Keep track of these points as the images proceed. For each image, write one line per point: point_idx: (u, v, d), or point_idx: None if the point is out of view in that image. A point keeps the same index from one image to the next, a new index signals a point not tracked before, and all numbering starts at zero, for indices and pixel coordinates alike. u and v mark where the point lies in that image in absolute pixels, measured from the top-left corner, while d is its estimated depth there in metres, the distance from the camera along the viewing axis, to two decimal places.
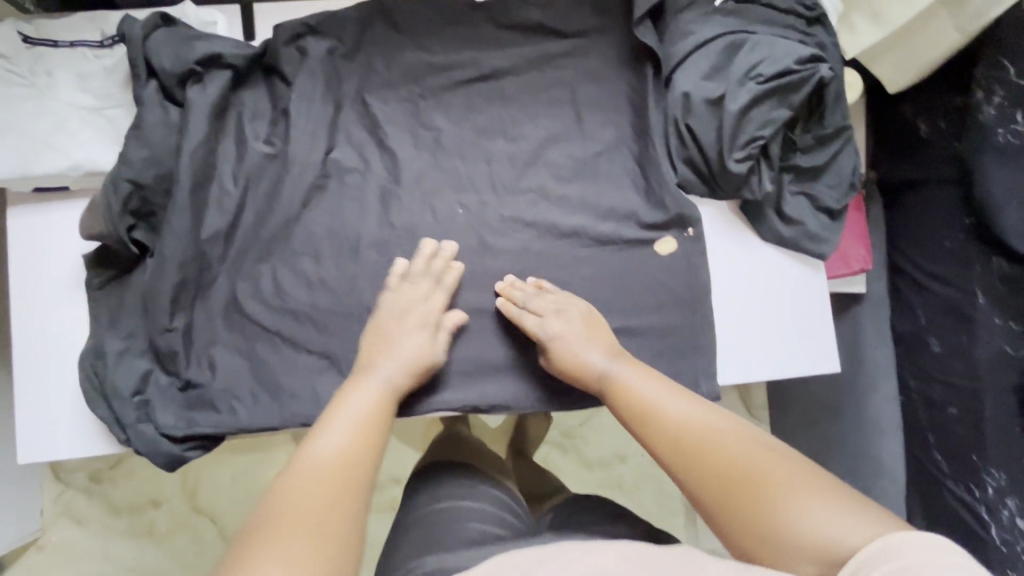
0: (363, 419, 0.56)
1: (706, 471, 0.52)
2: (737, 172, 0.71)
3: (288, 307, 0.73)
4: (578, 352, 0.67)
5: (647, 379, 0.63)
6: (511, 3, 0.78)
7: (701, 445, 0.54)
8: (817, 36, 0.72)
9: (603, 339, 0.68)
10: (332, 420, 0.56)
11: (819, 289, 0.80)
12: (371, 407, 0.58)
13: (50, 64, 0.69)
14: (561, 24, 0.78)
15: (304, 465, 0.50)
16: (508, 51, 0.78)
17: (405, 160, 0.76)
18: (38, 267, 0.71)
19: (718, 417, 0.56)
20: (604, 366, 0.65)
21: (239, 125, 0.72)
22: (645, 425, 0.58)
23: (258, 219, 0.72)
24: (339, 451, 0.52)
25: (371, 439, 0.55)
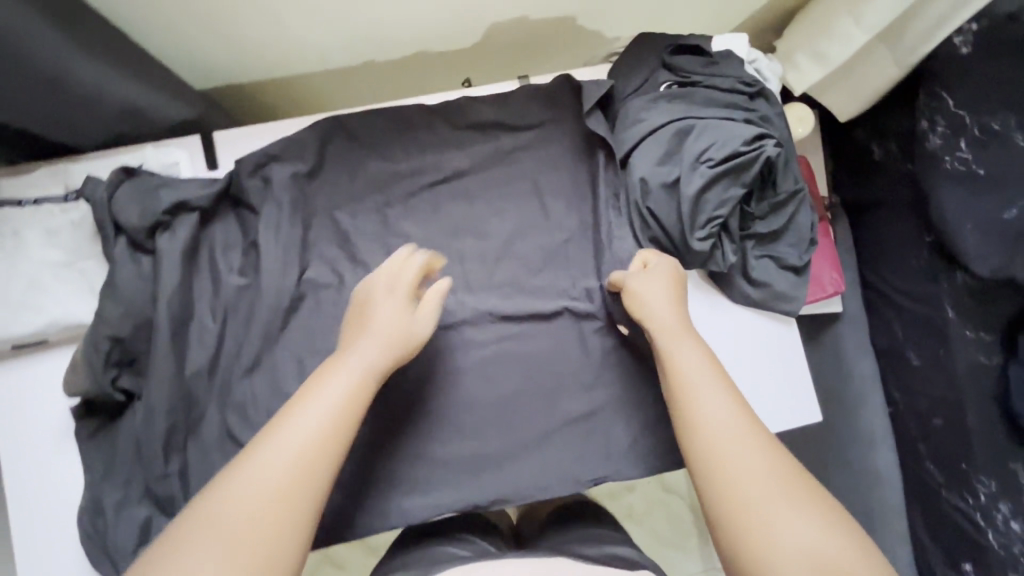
0: (325, 420, 0.56)
1: (734, 469, 0.56)
2: (701, 250, 0.73)
3: None
4: (649, 311, 0.68)
5: (701, 357, 0.64)
6: (464, 105, 0.82)
7: (727, 448, 0.57)
8: (760, 110, 0.75)
9: (678, 309, 0.68)
10: (294, 405, 0.57)
11: (793, 341, 0.82)
12: (327, 410, 0.57)
13: (18, 224, 0.69)
14: (514, 120, 0.81)
15: (253, 458, 0.53)
16: (465, 151, 0.81)
17: (378, 270, 0.78)
18: (23, 425, 0.71)
19: (756, 429, 0.58)
20: (667, 333, 0.66)
21: (212, 260, 0.74)
22: (681, 401, 0.61)
23: (242, 349, 0.74)
24: (281, 453, 0.54)
25: (331, 444, 0.56)
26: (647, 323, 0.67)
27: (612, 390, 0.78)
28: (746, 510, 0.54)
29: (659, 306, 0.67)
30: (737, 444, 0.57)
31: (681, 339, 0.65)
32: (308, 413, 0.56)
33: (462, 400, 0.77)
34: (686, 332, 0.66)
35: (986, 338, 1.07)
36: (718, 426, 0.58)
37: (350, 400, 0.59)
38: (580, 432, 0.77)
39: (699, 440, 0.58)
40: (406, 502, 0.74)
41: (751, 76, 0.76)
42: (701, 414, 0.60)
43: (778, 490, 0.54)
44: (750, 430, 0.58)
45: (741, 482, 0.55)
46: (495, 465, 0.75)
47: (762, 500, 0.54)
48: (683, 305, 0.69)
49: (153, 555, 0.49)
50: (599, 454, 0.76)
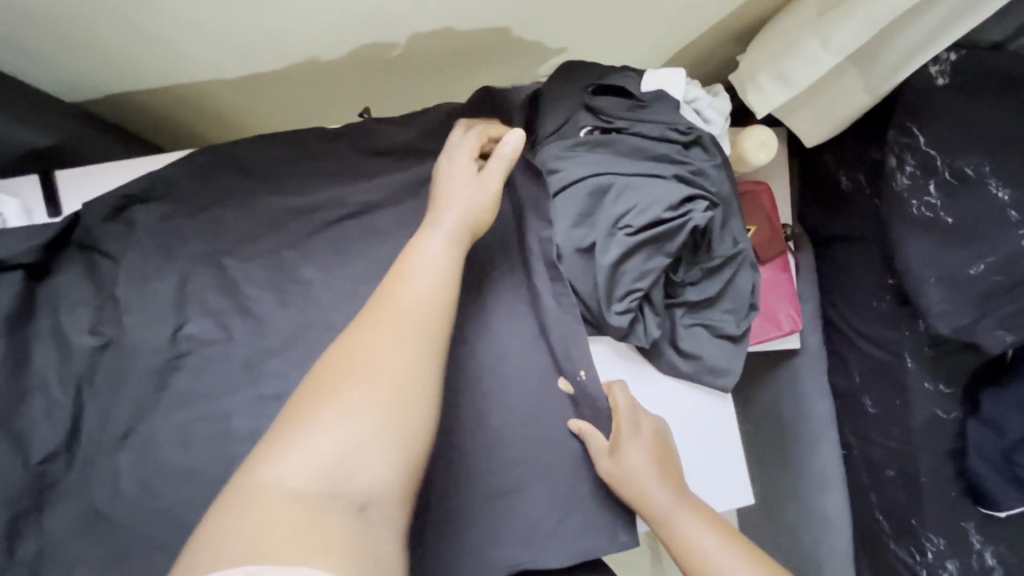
0: (443, 268, 0.54)
1: None
2: (619, 326, 0.63)
3: (148, 511, 0.64)
4: (645, 489, 0.62)
5: (711, 534, 0.61)
6: (375, 130, 0.73)
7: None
8: (695, 161, 0.65)
9: (671, 480, 0.64)
10: (403, 266, 0.54)
11: (727, 416, 0.74)
12: (440, 265, 0.55)
13: None
14: (429, 146, 0.73)
15: (370, 316, 0.51)
16: (376, 180, 0.72)
17: (272, 318, 0.68)
18: None
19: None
20: (671, 509, 0.62)
21: (57, 320, 0.64)
22: None
23: (103, 419, 0.65)
24: (399, 306, 0.51)
25: (441, 296, 0.53)
26: (648, 510, 0.62)
27: None
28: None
29: (655, 485, 0.62)
30: None
31: (685, 514, 0.62)
32: (419, 269, 0.54)
33: None
34: (690, 509, 0.62)
35: (946, 391, 1.01)
36: None
37: (455, 257, 0.56)
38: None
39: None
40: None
41: (687, 122, 0.65)
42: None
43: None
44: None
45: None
46: None
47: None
48: (677, 475, 0.65)
49: (292, 408, 0.46)
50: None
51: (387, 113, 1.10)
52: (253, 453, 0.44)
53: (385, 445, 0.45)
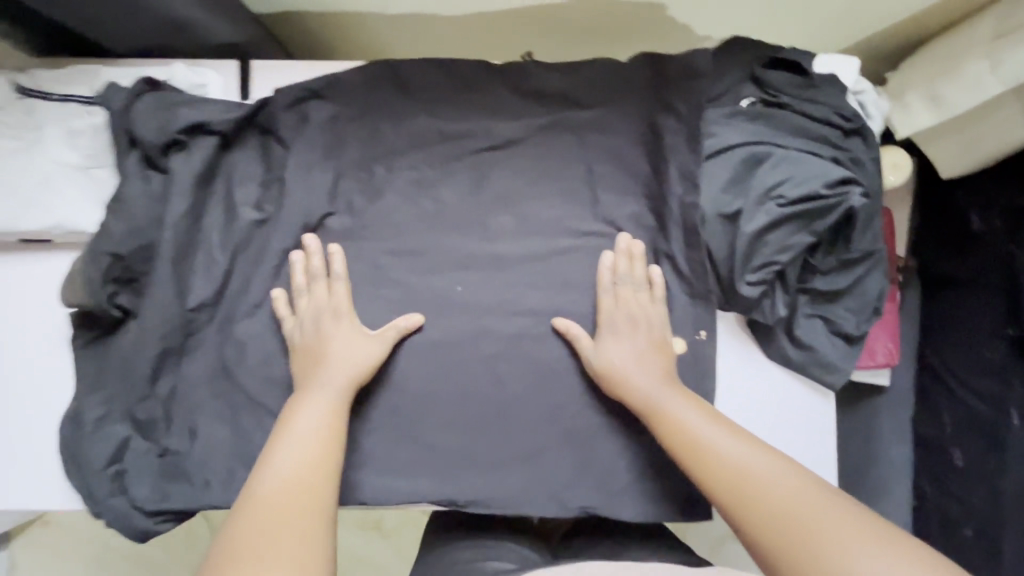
0: (318, 434, 0.60)
1: (766, 514, 0.53)
2: (749, 295, 0.65)
3: (273, 377, 0.69)
4: (629, 376, 0.65)
5: (699, 413, 0.61)
6: (530, 69, 0.75)
7: (752, 483, 0.55)
8: (854, 149, 0.65)
9: (656, 364, 0.65)
10: (273, 445, 0.59)
11: (826, 416, 0.73)
12: (313, 434, 0.60)
13: (41, 118, 0.68)
14: (580, 95, 0.74)
15: (250, 500, 0.54)
16: (521, 119, 0.74)
17: (406, 232, 0.73)
18: (30, 315, 0.72)
19: (776, 457, 0.57)
20: (651, 388, 0.64)
21: (229, 190, 0.70)
22: (695, 466, 0.58)
23: (247, 287, 0.70)
24: (276, 482, 0.55)
25: (318, 464, 0.58)
26: (629, 397, 0.64)
27: (621, 418, 0.70)
28: (798, 545, 0.50)
29: (634, 368, 0.65)
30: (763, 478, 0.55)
31: (669, 397, 0.63)
32: (293, 439, 0.59)
33: (456, 387, 0.71)
34: (671, 388, 0.64)
35: None
36: (739, 467, 0.56)
37: (327, 421, 0.61)
38: (583, 451, 0.70)
39: (722, 485, 0.56)
40: (384, 480, 0.70)
41: (852, 109, 0.65)
42: (714, 459, 0.57)
43: (815, 508, 0.52)
44: (769, 460, 0.56)
45: (782, 508, 0.52)
46: (472, 468, 0.70)
47: (803, 518, 0.51)
48: (669, 361, 0.66)
49: None
50: (590, 479, 0.70)
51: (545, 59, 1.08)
52: None
53: None
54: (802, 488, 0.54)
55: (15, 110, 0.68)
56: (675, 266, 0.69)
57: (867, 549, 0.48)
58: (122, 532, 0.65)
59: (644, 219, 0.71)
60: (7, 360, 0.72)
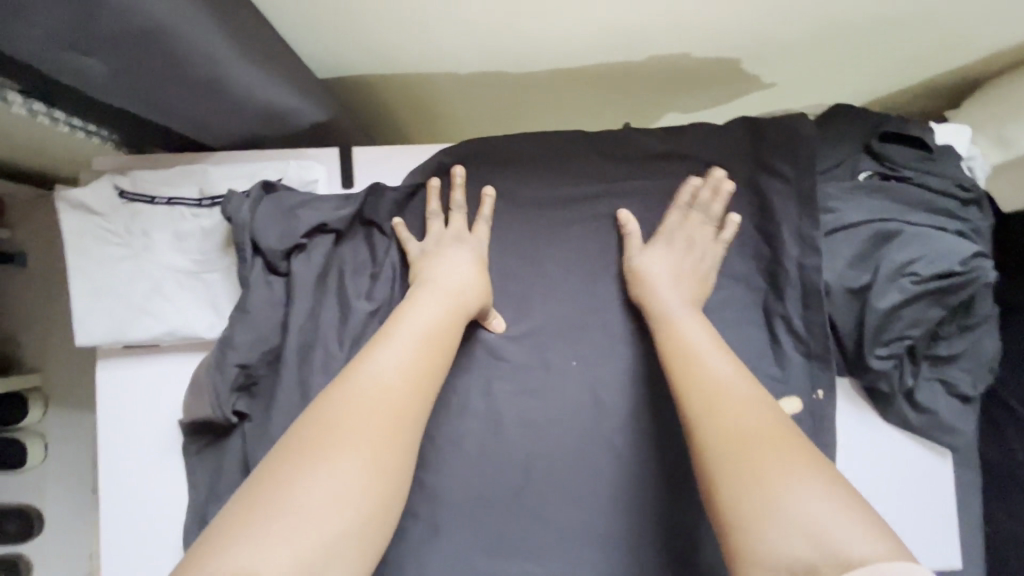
0: (429, 331, 0.59)
1: (723, 429, 0.53)
2: (878, 369, 0.65)
3: None
4: (657, 290, 0.67)
5: (704, 336, 0.62)
6: (628, 135, 0.74)
7: (725, 402, 0.55)
8: (973, 220, 0.65)
9: (687, 290, 0.67)
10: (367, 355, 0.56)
11: (944, 475, 0.73)
12: (423, 335, 0.58)
13: (147, 223, 0.66)
14: (682, 162, 0.74)
15: (330, 404, 0.51)
16: (625, 187, 0.74)
17: (518, 311, 0.73)
18: (134, 423, 0.70)
19: (759, 389, 0.57)
20: (676, 308, 0.65)
21: (341, 284, 0.67)
22: (683, 375, 0.59)
23: None
24: (364, 393, 0.52)
25: (428, 369, 0.57)
26: (653, 303, 0.66)
27: None
28: (740, 461, 0.50)
29: (667, 287, 0.67)
30: (737, 398, 0.56)
31: (684, 314, 0.64)
32: (388, 360, 0.55)
33: (579, 469, 0.70)
34: (692, 311, 0.65)
35: None
36: (720, 386, 0.57)
37: (429, 352, 0.58)
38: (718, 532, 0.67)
39: (702, 394, 0.57)
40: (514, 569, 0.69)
41: (970, 180, 0.66)
42: (700, 374, 0.59)
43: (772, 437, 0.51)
44: (747, 390, 0.56)
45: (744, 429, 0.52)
46: (605, 554, 0.68)
47: (759, 440, 0.51)
48: (697, 292, 0.68)
49: (271, 469, 0.47)
50: None
51: (608, 113, 1.07)
52: (228, 523, 0.44)
53: (345, 524, 0.46)
54: (771, 418, 0.54)
55: (118, 216, 0.65)
56: (794, 333, 0.70)
57: (794, 483, 0.47)
58: None
59: (755, 287, 0.72)
60: (116, 471, 0.70)
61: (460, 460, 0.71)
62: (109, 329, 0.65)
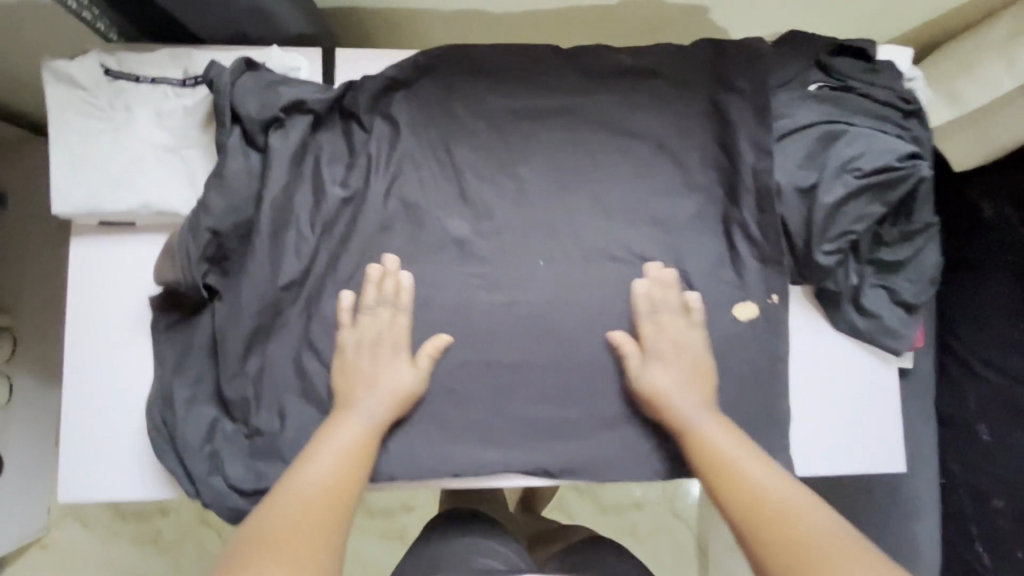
0: (351, 448, 0.63)
1: (774, 539, 0.55)
2: (825, 265, 0.70)
3: None
4: (673, 403, 0.68)
5: (737, 443, 0.65)
6: (598, 51, 0.77)
7: (776, 512, 0.57)
8: (914, 129, 0.70)
9: (697, 391, 0.69)
10: (316, 447, 0.62)
11: (888, 381, 0.77)
12: (344, 450, 0.62)
13: (130, 99, 0.68)
14: (651, 78, 0.77)
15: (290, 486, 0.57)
16: (596, 97, 0.77)
17: (488, 209, 0.74)
18: (102, 300, 0.70)
19: (810, 494, 0.59)
20: (693, 412, 0.68)
21: (316, 167, 0.69)
22: (726, 485, 0.62)
23: (334, 263, 0.71)
24: (308, 495, 0.57)
25: (349, 477, 0.60)
26: (668, 416, 0.69)
27: None
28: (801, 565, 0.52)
29: (680, 395, 0.69)
30: (790, 500, 0.58)
31: (710, 424, 0.67)
32: (336, 445, 0.62)
33: (543, 361, 0.74)
34: (710, 413, 0.68)
35: None
36: (770, 495, 0.59)
37: (364, 438, 0.64)
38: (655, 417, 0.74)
39: (748, 506, 0.59)
40: (474, 453, 0.71)
41: (911, 93, 0.71)
42: (748, 485, 0.61)
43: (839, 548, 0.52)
44: (797, 492, 0.59)
45: (808, 540, 0.54)
46: (560, 438, 0.72)
47: (819, 547, 0.53)
48: (708, 388, 0.70)
49: None
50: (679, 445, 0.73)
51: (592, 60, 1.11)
52: None
53: None
54: (835, 526, 0.55)
55: (102, 90, 0.67)
56: (749, 237, 0.74)
57: None
58: (218, 512, 0.65)
59: (713, 196, 0.76)
60: (79, 345, 0.70)
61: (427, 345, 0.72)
62: (85, 198, 0.66)
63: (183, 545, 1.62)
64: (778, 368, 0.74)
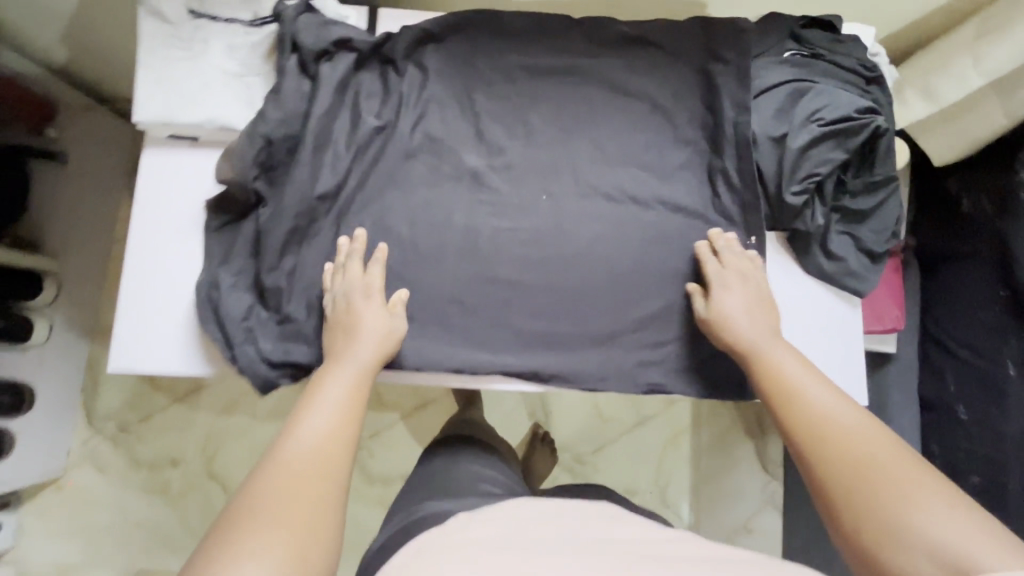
0: (342, 403, 0.64)
1: (836, 461, 0.59)
2: (793, 204, 0.79)
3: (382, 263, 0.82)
4: (740, 327, 0.75)
5: (802, 367, 0.70)
6: (605, 22, 0.89)
7: (838, 436, 0.60)
8: (874, 94, 0.82)
9: (764, 321, 0.76)
10: (308, 404, 0.63)
11: (853, 324, 0.85)
12: (339, 402, 0.64)
13: (207, 34, 0.81)
14: (649, 47, 0.89)
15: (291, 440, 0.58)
16: (600, 61, 0.89)
17: (500, 148, 0.85)
18: (163, 202, 0.81)
19: (866, 415, 0.62)
20: (758, 339, 0.74)
21: (356, 100, 0.81)
22: (789, 404, 0.66)
23: (365, 182, 0.82)
24: (307, 450, 0.58)
25: (344, 431, 0.61)
26: (736, 344, 0.75)
27: (678, 310, 0.83)
28: (867, 484, 0.55)
29: (745, 325, 0.75)
30: (849, 422, 0.61)
31: (772, 345, 0.73)
32: (328, 399, 0.63)
33: (541, 281, 0.83)
34: (778, 341, 0.73)
35: None
36: (835, 416, 0.62)
37: (355, 392, 0.66)
38: (639, 339, 0.82)
39: (808, 428, 0.63)
40: (475, 354, 0.81)
41: (872, 63, 0.82)
42: (806, 408, 0.64)
43: (898, 465, 0.56)
44: (854, 413, 0.62)
45: (865, 458, 0.57)
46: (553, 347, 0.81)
47: (878, 471, 0.56)
48: (773, 320, 0.76)
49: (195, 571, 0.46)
50: (660, 363, 0.81)
51: None
52: None
53: None
54: (896, 445, 0.58)
55: (184, 25, 0.81)
56: (729, 184, 0.84)
57: (932, 505, 0.52)
58: (250, 378, 0.75)
59: (699, 149, 0.86)
60: (140, 239, 0.81)
61: (441, 259, 0.83)
62: (162, 111, 0.79)
63: (190, 497, 1.69)
64: None
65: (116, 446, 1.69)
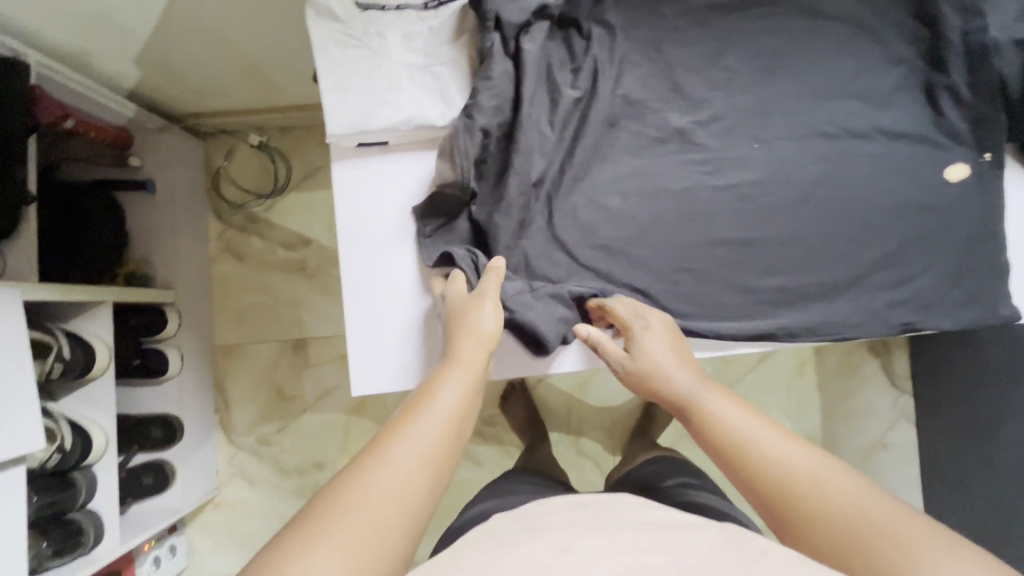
0: (453, 416, 0.55)
1: (814, 522, 0.50)
2: None
3: (602, 242, 0.78)
4: (662, 376, 0.68)
5: (739, 412, 0.61)
6: None
7: (800, 490, 0.52)
8: None
9: (688, 366, 0.68)
10: (416, 413, 0.54)
11: None
12: (447, 417, 0.54)
13: (382, 26, 0.74)
14: None
15: (388, 453, 0.50)
16: None
17: (700, 100, 0.79)
18: (368, 215, 0.78)
19: (829, 459, 0.54)
20: (690, 385, 0.66)
21: (552, 72, 0.76)
22: (739, 457, 0.58)
23: (572, 159, 0.78)
24: (411, 454, 0.50)
25: (451, 445, 0.53)
26: (670, 394, 0.67)
27: (915, 243, 0.79)
28: (860, 550, 0.46)
29: (669, 370, 0.68)
30: (814, 473, 0.53)
31: (708, 394, 0.64)
32: (438, 411, 0.54)
33: (771, 237, 0.79)
34: (712, 386, 0.65)
35: None
36: (797, 466, 0.54)
37: (466, 408, 0.57)
38: (879, 279, 0.79)
39: (768, 493, 0.54)
40: (718, 322, 0.78)
41: None
42: (767, 463, 0.55)
43: (879, 510, 0.48)
44: (814, 461, 0.54)
45: (842, 510, 0.49)
46: (797, 303, 0.79)
47: (873, 526, 0.47)
48: (694, 364, 0.69)
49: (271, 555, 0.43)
50: (907, 301, 0.78)
51: None
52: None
53: None
54: (870, 491, 0.50)
55: (356, 20, 0.74)
56: (957, 100, 0.79)
57: (948, 556, 0.43)
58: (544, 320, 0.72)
59: (914, 66, 0.80)
60: (353, 259, 0.78)
61: (663, 228, 0.79)
62: (354, 119, 0.74)
63: None
64: (995, 221, 0.78)
65: (261, 460, 1.52)
